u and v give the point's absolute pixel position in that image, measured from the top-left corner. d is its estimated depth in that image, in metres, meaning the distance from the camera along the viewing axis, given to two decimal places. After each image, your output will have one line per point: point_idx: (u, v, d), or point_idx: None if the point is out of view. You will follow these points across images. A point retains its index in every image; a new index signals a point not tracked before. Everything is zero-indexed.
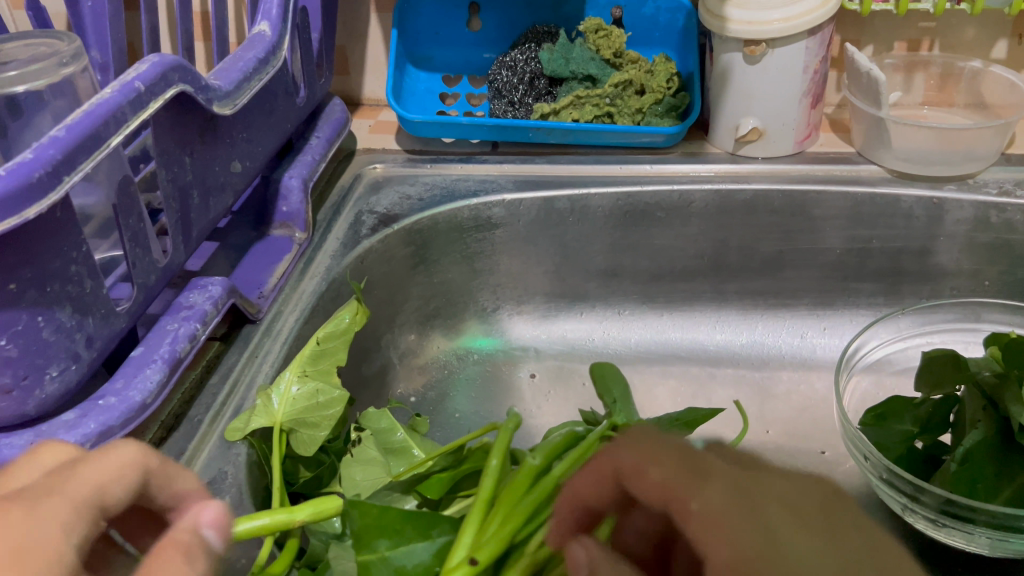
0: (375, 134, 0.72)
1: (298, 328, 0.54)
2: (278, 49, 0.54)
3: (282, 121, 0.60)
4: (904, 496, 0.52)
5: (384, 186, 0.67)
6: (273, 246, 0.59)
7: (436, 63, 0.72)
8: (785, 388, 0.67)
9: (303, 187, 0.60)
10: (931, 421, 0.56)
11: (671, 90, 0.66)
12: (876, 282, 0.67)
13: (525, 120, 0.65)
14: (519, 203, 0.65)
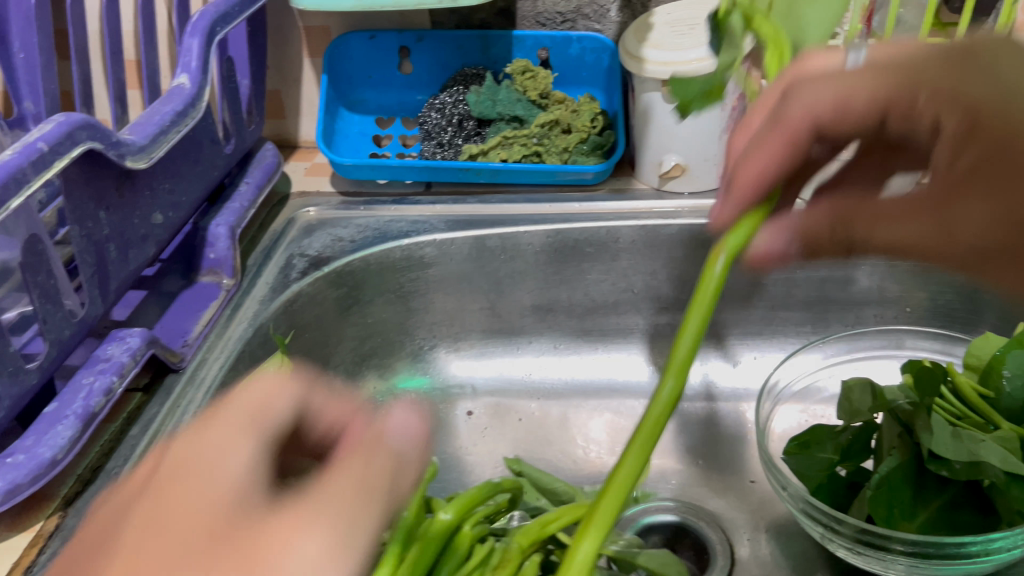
0: (310, 178, 0.73)
1: (222, 375, 0.55)
2: (198, 100, 0.55)
3: (208, 170, 0.61)
4: (822, 527, 0.53)
5: (317, 228, 0.67)
6: (201, 294, 0.60)
7: (369, 106, 0.73)
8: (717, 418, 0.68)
9: (230, 234, 0.61)
10: (850, 448, 0.56)
11: (596, 128, 0.68)
12: (804, 311, 0.68)
13: (453, 162, 0.66)
14: (448, 242, 0.66)
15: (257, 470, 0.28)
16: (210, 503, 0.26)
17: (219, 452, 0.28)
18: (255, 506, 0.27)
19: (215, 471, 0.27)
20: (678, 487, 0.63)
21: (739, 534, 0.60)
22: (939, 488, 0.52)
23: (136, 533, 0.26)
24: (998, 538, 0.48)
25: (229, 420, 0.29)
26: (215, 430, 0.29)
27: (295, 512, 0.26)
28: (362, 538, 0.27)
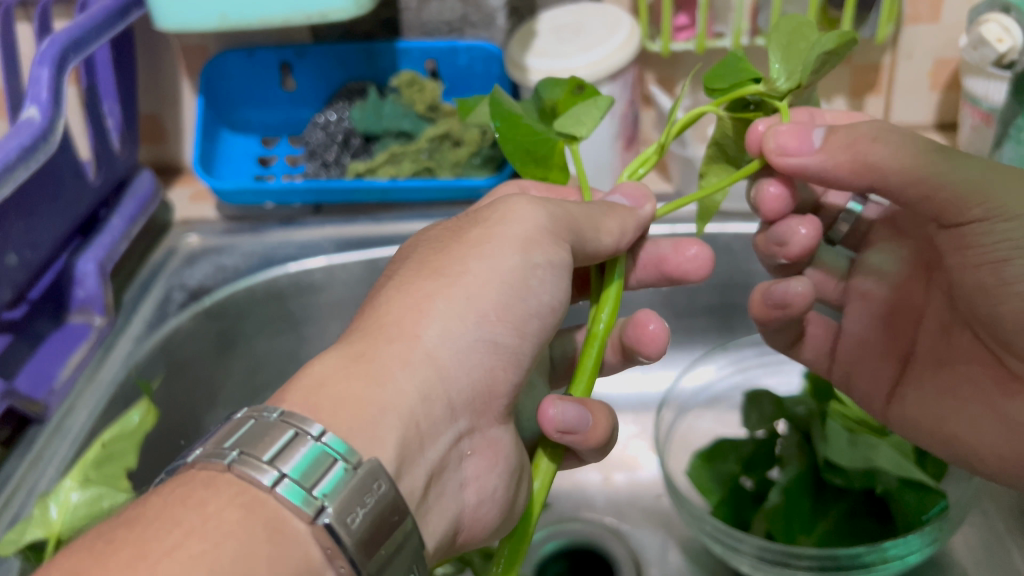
0: (194, 204, 0.70)
1: (91, 424, 0.52)
2: (50, 132, 0.52)
3: (73, 203, 0.58)
4: (723, 545, 0.52)
5: (200, 257, 0.65)
6: (70, 335, 0.56)
7: (253, 125, 0.71)
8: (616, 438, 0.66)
9: (99, 271, 0.57)
10: (753, 460, 0.54)
11: (488, 139, 0.64)
12: (708, 317, 0.66)
13: (339, 182, 0.63)
14: (340, 266, 0.64)
15: (520, 258, 0.36)
16: (439, 333, 0.34)
17: (493, 273, 0.36)
18: (469, 356, 0.34)
19: (500, 231, 0.37)
20: (586, 505, 0.62)
21: (648, 552, 0.58)
22: (836, 497, 0.51)
23: (337, 362, 0.32)
24: (892, 545, 0.47)
25: (461, 226, 0.38)
26: (450, 242, 0.37)
27: (491, 323, 0.35)
28: (522, 346, 0.37)
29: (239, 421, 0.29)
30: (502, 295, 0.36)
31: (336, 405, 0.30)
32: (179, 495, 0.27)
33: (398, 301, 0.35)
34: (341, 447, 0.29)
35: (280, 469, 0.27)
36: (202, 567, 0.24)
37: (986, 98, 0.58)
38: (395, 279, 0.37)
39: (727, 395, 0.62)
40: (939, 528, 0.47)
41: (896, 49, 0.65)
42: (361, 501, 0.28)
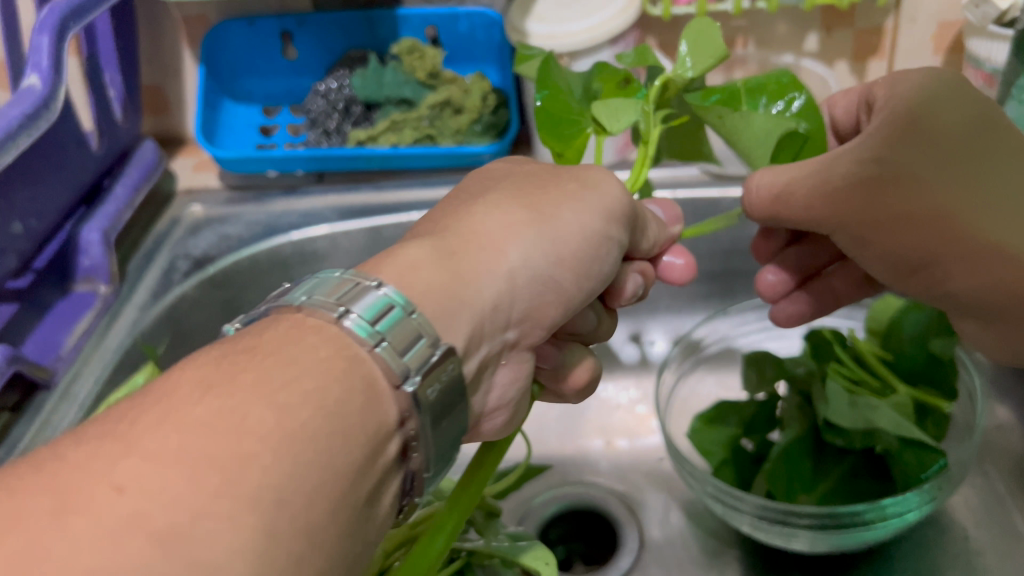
0: (197, 174, 0.70)
1: (97, 391, 0.52)
2: (51, 101, 0.52)
3: (75, 173, 0.58)
4: (723, 505, 0.52)
5: (204, 227, 0.65)
6: (76, 303, 0.57)
7: (255, 96, 0.71)
8: (615, 401, 0.66)
9: (103, 239, 0.58)
10: (755, 421, 0.55)
11: (489, 106, 0.64)
12: (710, 283, 0.66)
13: (339, 150, 0.64)
14: (342, 234, 0.64)
15: (601, 224, 0.36)
16: (522, 257, 0.34)
17: (578, 226, 0.35)
18: (536, 288, 0.34)
19: (587, 192, 0.37)
20: (589, 467, 0.62)
21: (650, 514, 0.59)
22: (838, 457, 0.52)
23: (429, 255, 0.32)
24: (890, 503, 0.47)
25: (558, 174, 0.38)
26: (543, 182, 0.37)
27: (564, 268, 0.35)
28: (580, 290, 0.36)
29: (342, 282, 0.30)
30: (581, 247, 0.35)
31: (427, 290, 0.31)
32: (286, 335, 0.27)
33: (512, 209, 0.35)
34: (425, 321, 0.30)
35: (369, 323, 0.28)
36: (299, 395, 0.25)
37: (988, 59, 0.58)
38: (487, 199, 0.36)
39: (729, 358, 0.63)
40: (938, 486, 0.48)
41: (899, 11, 0.64)
42: (437, 377, 0.29)
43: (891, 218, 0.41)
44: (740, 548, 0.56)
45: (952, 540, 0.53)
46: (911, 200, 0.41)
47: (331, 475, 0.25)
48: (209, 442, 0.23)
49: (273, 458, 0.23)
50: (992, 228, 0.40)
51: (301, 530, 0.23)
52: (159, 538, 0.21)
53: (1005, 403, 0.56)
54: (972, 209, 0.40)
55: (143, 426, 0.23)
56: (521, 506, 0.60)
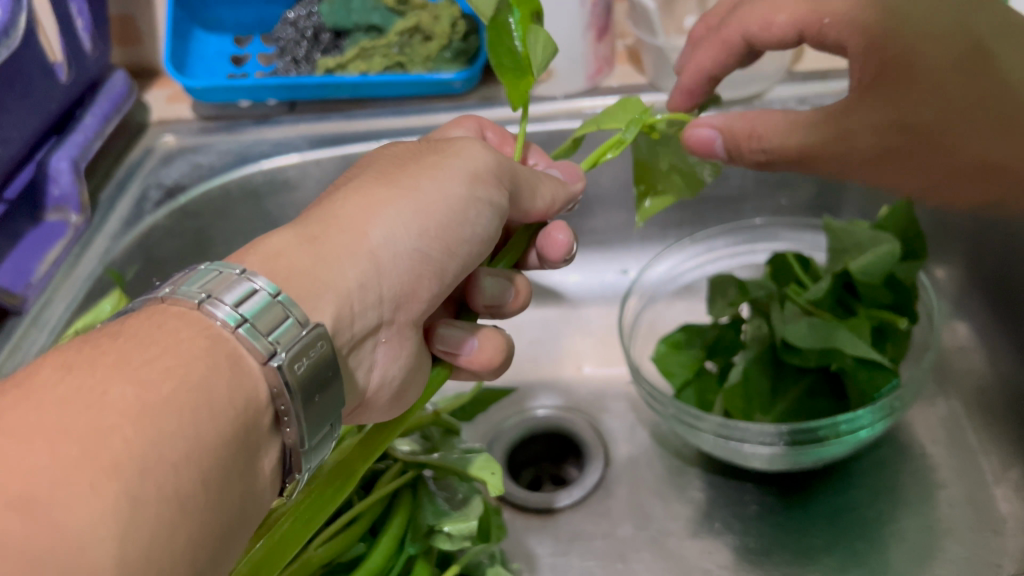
0: (170, 105, 0.70)
1: (69, 316, 0.53)
2: (11, 29, 0.51)
3: (40, 103, 0.58)
4: (682, 424, 0.53)
5: (176, 156, 0.65)
6: (47, 233, 0.57)
7: (225, 24, 0.70)
8: (588, 326, 0.67)
9: (73, 168, 0.58)
10: (719, 345, 0.55)
11: (458, 33, 0.64)
12: (681, 210, 0.66)
13: (308, 78, 0.63)
14: (313, 162, 0.65)
15: (466, 190, 0.36)
16: (386, 235, 0.33)
17: (440, 195, 0.35)
18: (404, 262, 0.34)
19: (450, 162, 0.37)
20: (559, 390, 0.64)
21: (615, 433, 0.60)
22: (796, 376, 0.52)
23: (296, 241, 0.32)
24: (843, 420, 0.48)
25: (419, 150, 0.38)
26: (409, 162, 0.37)
27: (431, 237, 0.35)
28: (449, 263, 0.36)
29: (203, 271, 0.30)
30: (445, 216, 0.35)
31: (292, 273, 0.31)
32: (154, 322, 0.28)
33: (374, 186, 0.35)
34: (292, 303, 0.30)
35: (240, 311, 0.28)
36: (161, 370, 0.26)
37: None
38: (352, 183, 0.36)
39: (697, 283, 0.64)
40: (892, 403, 0.49)
41: None
42: (306, 354, 0.29)
43: (882, 86, 0.45)
44: (701, 467, 0.57)
45: (911, 457, 0.54)
46: (930, 148, 0.47)
47: (200, 444, 0.25)
48: (67, 416, 0.23)
49: (135, 430, 0.24)
50: (992, 155, 0.46)
51: (169, 497, 0.24)
52: (15, 503, 0.21)
53: (964, 320, 0.59)
54: (971, 134, 0.46)
55: (2, 405, 0.24)
56: (490, 426, 0.62)
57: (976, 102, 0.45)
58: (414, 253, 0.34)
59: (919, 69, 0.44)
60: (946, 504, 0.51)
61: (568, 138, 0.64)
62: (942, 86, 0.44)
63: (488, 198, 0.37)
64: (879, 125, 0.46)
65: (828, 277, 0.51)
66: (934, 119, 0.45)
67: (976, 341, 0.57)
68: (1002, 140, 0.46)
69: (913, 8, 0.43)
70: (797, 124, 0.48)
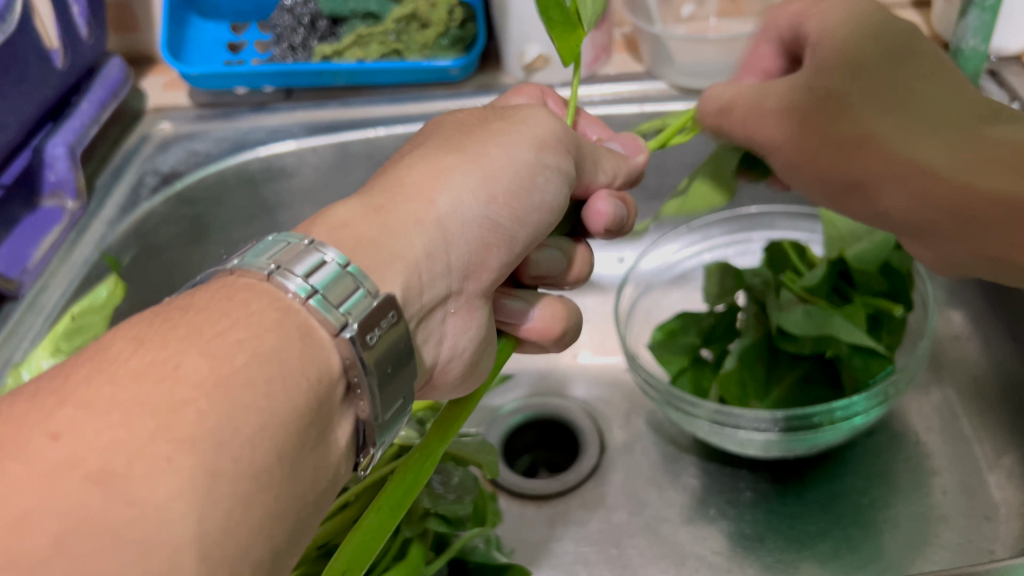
0: (167, 91, 0.70)
1: (65, 301, 0.53)
2: (7, 14, 0.51)
3: (36, 88, 0.58)
4: (678, 411, 0.53)
5: (173, 143, 0.65)
6: (43, 218, 0.57)
7: (221, 11, 0.70)
8: (584, 314, 0.68)
9: (69, 154, 0.58)
10: (715, 332, 0.55)
11: (455, 20, 0.64)
12: None
13: (305, 65, 0.63)
14: (309, 150, 0.65)
15: (532, 156, 0.36)
16: (454, 204, 0.34)
17: (506, 161, 0.36)
18: (472, 232, 0.34)
19: (515, 131, 0.37)
20: (555, 378, 0.64)
21: (611, 421, 0.60)
22: (791, 363, 0.53)
23: (362, 212, 0.32)
24: (838, 407, 0.48)
25: (483, 117, 0.39)
26: (474, 130, 0.37)
27: (499, 204, 0.35)
28: (519, 231, 0.36)
29: (270, 243, 0.30)
30: (513, 181, 0.35)
31: (358, 243, 0.31)
32: (222, 295, 0.28)
33: (440, 155, 0.35)
34: (360, 274, 0.30)
35: (310, 282, 0.28)
36: (232, 344, 0.26)
37: None
38: (419, 150, 0.37)
39: (693, 273, 0.64)
40: (886, 391, 0.49)
41: None
42: (376, 325, 0.29)
43: (838, 149, 0.39)
44: (696, 454, 0.57)
45: (904, 445, 0.55)
46: (851, 159, 0.39)
47: (274, 419, 0.25)
48: (141, 389, 0.23)
49: (208, 402, 0.24)
50: (984, 185, 0.36)
51: (245, 471, 0.24)
52: (96, 476, 0.21)
53: (959, 309, 0.59)
54: (881, 130, 0.38)
55: (74, 380, 0.24)
56: (487, 414, 0.62)
57: (956, 119, 0.38)
58: (480, 222, 0.34)
59: (833, 108, 0.39)
60: (940, 491, 0.52)
61: None
62: (858, 119, 0.38)
63: (556, 163, 0.37)
64: (829, 178, 0.40)
65: (825, 261, 0.51)
66: (875, 136, 0.38)
67: (970, 330, 0.58)
68: (937, 147, 0.37)
69: (874, 55, 0.39)
70: (779, 130, 0.41)
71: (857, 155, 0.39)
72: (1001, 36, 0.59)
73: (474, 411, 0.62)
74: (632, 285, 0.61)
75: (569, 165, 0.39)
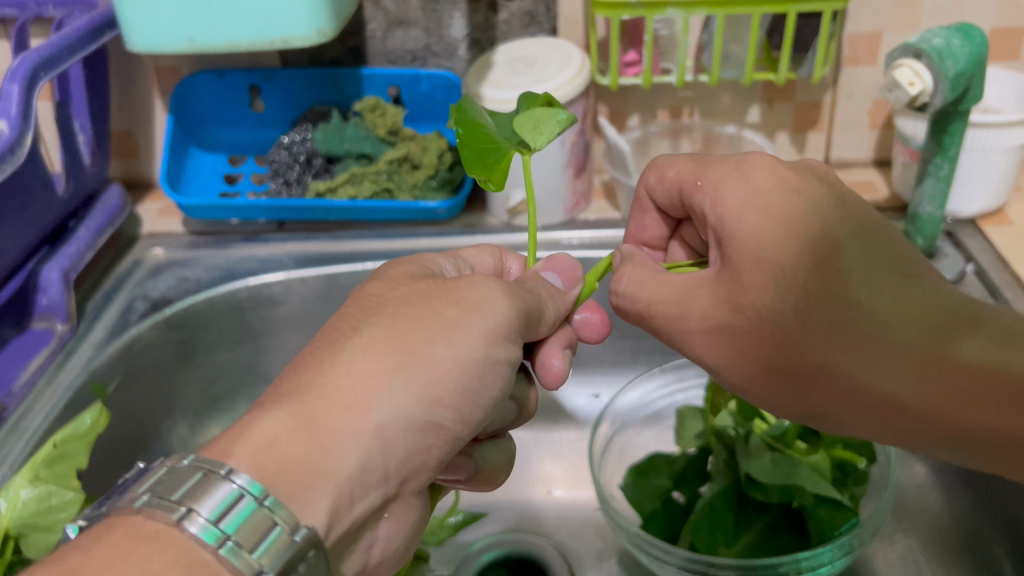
0: (162, 218, 0.72)
1: (47, 425, 0.54)
2: (18, 145, 0.53)
3: (37, 214, 0.60)
4: (650, 556, 0.54)
5: (164, 269, 0.67)
6: (32, 342, 0.59)
7: (221, 144, 0.74)
8: (558, 448, 0.69)
9: (63, 279, 0.60)
10: (685, 475, 0.56)
11: (445, 164, 0.67)
12: (651, 339, 0.69)
13: (299, 200, 0.66)
14: (298, 280, 0.66)
15: (482, 349, 0.35)
16: (397, 408, 0.32)
17: (451, 363, 0.34)
18: (415, 435, 0.33)
19: (467, 321, 0.35)
20: (528, 513, 0.64)
21: (582, 560, 0.61)
22: (759, 511, 0.54)
23: (292, 423, 0.30)
24: (806, 556, 0.49)
25: (434, 293, 0.36)
26: (422, 313, 0.35)
27: (441, 407, 0.34)
28: (457, 427, 0.35)
29: (185, 472, 0.29)
30: (456, 382, 0.34)
31: (285, 466, 0.29)
32: (124, 544, 0.27)
33: (383, 348, 0.33)
34: (279, 507, 0.29)
35: (222, 528, 0.28)
36: None
37: (913, 137, 0.61)
38: (359, 335, 0.34)
39: (665, 413, 0.66)
40: (851, 541, 0.50)
41: (836, 88, 0.69)
42: (296, 566, 0.29)
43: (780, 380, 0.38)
44: None
45: None
46: (825, 375, 0.36)
47: None
48: None
49: None
50: (902, 351, 0.35)
51: None
52: None
53: (920, 461, 0.60)
54: (818, 342, 0.36)
55: None
56: (458, 551, 0.62)
57: (925, 335, 0.35)
58: (420, 427, 0.33)
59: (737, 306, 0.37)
60: None
61: None
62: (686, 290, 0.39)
63: (504, 352, 0.37)
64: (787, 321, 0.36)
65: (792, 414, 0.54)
66: (820, 351, 0.36)
67: (934, 480, 0.59)
68: (902, 372, 0.35)
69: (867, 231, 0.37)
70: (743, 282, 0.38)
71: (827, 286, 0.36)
72: (959, 201, 0.63)
73: (445, 547, 0.62)
74: (603, 424, 0.62)
75: (519, 351, 0.38)
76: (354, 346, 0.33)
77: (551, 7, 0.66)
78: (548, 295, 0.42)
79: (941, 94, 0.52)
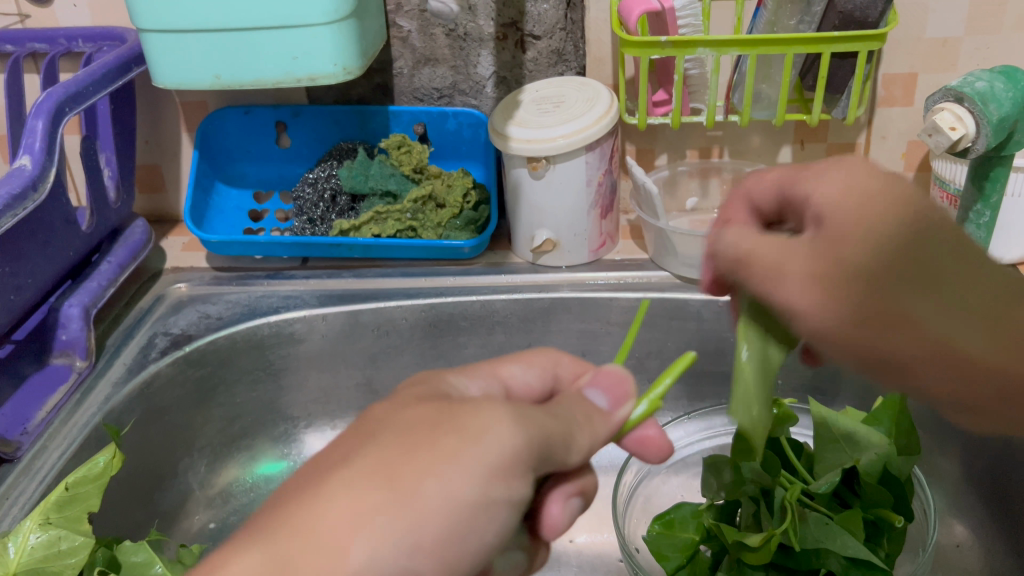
0: (186, 253, 0.72)
1: (61, 466, 0.53)
2: (40, 181, 0.54)
3: (61, 249, 0.60)
4: None
5: (186, 305, 0.67)
6: (50, 378, 0.58)
7: (247, 179, 0.74)
8: None
9: (83, 315, 0.60)
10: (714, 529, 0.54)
11: (470, 203, 0.67)
12: (678, 383, 0.67)
13: (322, 237, 0.65)
14: (320, 318, 0.65)
15: (480, 492, 0.27)
16: (370, 552, 0.26)
17: (443, 506, 0.27)
18: None
19: (471, 457, 0.27)
20: (550, 557, 0.63)
21: None
22: None
23: (258, 570, 0.25)
24: None
25: (437, 419, 0.28)
26: (419, 442, 0.27)
27: (423, 556, 0.27)
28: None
29: None
30: (443, 530, 0.27)
31: None
32: None
33: (367, 486, 0.26)
34: None
35: None
36: None
37: (952, 180, 0.59)
38: (346, 473, 0.27)
39: (693, 460, 0.64)
40: None
41: (871, 129, 0.67)
42: None
43: (864, 332, 0.35)
44: None
45: None
46: (907, 329, 0.35)
47: None
48: None
49: None
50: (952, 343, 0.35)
51: None
52: None
53: (961, 519, 0.58)
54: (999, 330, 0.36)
55: None
56: None
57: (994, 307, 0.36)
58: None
59: (839, 263, 0.33)
60: None
61: (569, 306, 0.65)
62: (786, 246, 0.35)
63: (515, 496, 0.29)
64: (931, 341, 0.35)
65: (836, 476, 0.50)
66: (925, 312, 0.34)
67: (974, 539, 0.57)
68: (964, 335, 0.36)
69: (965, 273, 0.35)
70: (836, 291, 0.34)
71: (915, 313, 0.34)
72: (1000, 247, 0.61)
73: None
74: (629, 470, 0.60)
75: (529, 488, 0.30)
76: (337, 488, 0.26)
77: (580, 45, 0.65)
78: (582, 419, 0.34)
79: (985, 139, 0.50)
